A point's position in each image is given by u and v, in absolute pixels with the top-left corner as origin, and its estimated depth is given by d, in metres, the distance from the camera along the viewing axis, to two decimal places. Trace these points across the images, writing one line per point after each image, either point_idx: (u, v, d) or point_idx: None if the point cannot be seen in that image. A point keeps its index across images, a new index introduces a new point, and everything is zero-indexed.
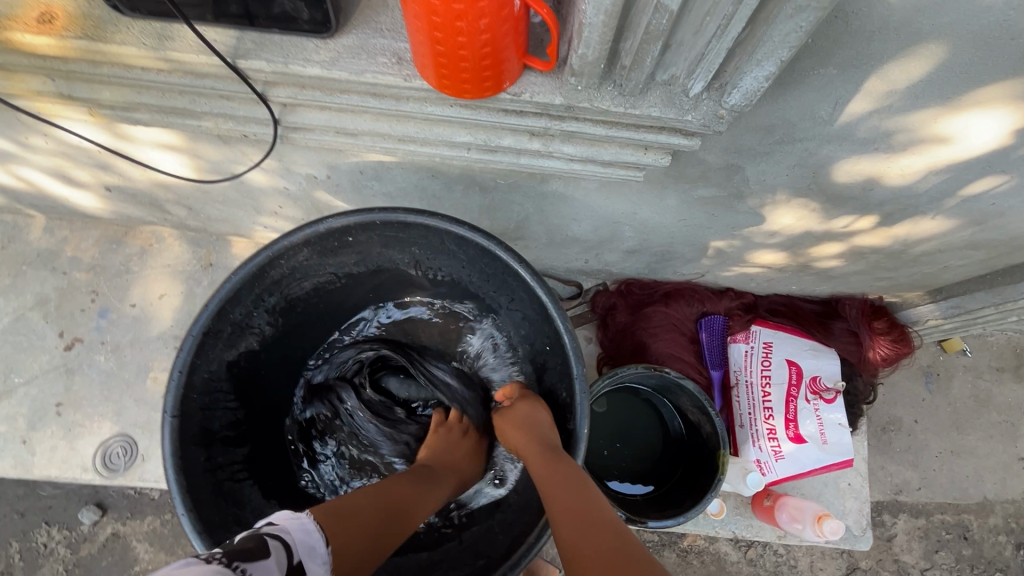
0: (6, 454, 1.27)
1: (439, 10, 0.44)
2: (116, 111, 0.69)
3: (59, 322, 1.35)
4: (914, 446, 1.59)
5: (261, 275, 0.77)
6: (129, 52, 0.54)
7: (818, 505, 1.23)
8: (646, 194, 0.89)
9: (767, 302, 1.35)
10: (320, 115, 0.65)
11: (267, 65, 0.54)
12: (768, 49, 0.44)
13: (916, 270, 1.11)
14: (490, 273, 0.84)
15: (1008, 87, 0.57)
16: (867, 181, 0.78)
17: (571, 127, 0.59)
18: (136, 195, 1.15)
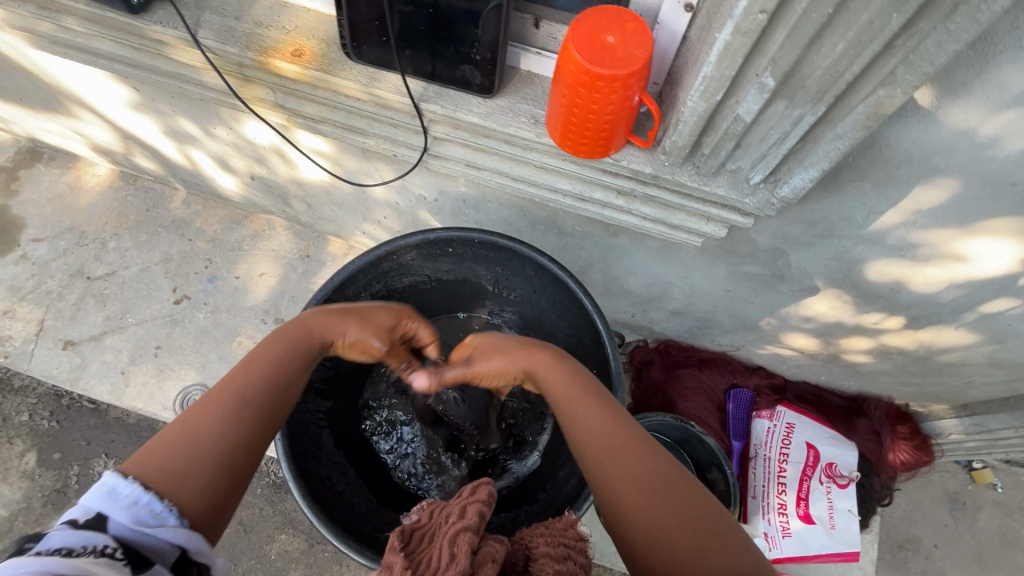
0: (106, 380, 1.48)
1: (581, 95, 0.61)
2: (306, 121, 0.90)
3: (175, 279, 1.58)
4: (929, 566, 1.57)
5: (376, 264, 0.95)
6: (346, 84, 0.75)
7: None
8: (699, 261, 1.04)
9: (796, 388, 1.42)
10: (458, 150, 0.84)
11: (440, 109, 0.74)
12: (814, 159, 0.60)
13: (941, 380, 1.19)
14: (557, 300, 0.99)
15: (1013, 222, 0.70)
16: (895, 283, 0.90)
17: (653, 192, 0.76)
18: (272, 186, 1.39)
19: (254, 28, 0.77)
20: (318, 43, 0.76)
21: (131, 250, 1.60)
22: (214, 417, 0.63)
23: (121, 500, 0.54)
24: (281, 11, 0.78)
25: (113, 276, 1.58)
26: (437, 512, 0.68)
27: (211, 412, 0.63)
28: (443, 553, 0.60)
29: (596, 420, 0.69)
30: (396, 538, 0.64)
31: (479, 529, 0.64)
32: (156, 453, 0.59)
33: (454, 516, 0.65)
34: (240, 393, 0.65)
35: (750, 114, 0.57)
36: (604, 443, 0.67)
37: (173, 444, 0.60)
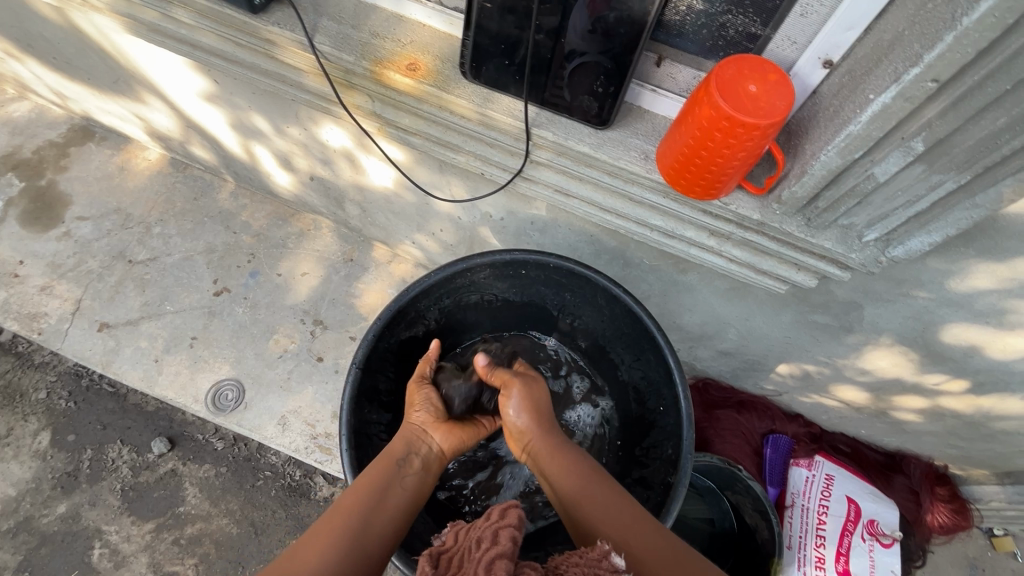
0: (138, 367, 1.45)
1: (714, 139, 0.61)
2: (398, 132, 0.91)
3: (217, 270, 1.57)
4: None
5: (450, 280, 0.94)
6: (459, 102, 0.76)
7: None
8: (766, 306, 1.04)
9: (832, 439, 1.42)
10: (553, 176, 0.84)
11: (552, 136, 0.74)
12: (940, 225, 0.60)
13: (990, 445, 1.18)
14: (627, 332, 0.98)
15: None
16: (969, 347, 0.90)
17: (753, 237, 0.76)
18: (329, 188, 1.39)
19: (371, 39, 0.78)
20: (433, 60, 0.77)
21: (175, 237, 1.59)
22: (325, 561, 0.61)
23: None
24: (397, 24, 0.79)
25: (155, 262, 1.56)
26: (465, 536, 0.65)
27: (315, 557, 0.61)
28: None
29: (580, 483, 0.74)
30: (426, 561, 0.63)
31: (513, 555, 0.60)
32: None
33: (486, 541, 0.61)
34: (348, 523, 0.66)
35: (887, 175, 0.57)
36: (590, 506, 0.71)
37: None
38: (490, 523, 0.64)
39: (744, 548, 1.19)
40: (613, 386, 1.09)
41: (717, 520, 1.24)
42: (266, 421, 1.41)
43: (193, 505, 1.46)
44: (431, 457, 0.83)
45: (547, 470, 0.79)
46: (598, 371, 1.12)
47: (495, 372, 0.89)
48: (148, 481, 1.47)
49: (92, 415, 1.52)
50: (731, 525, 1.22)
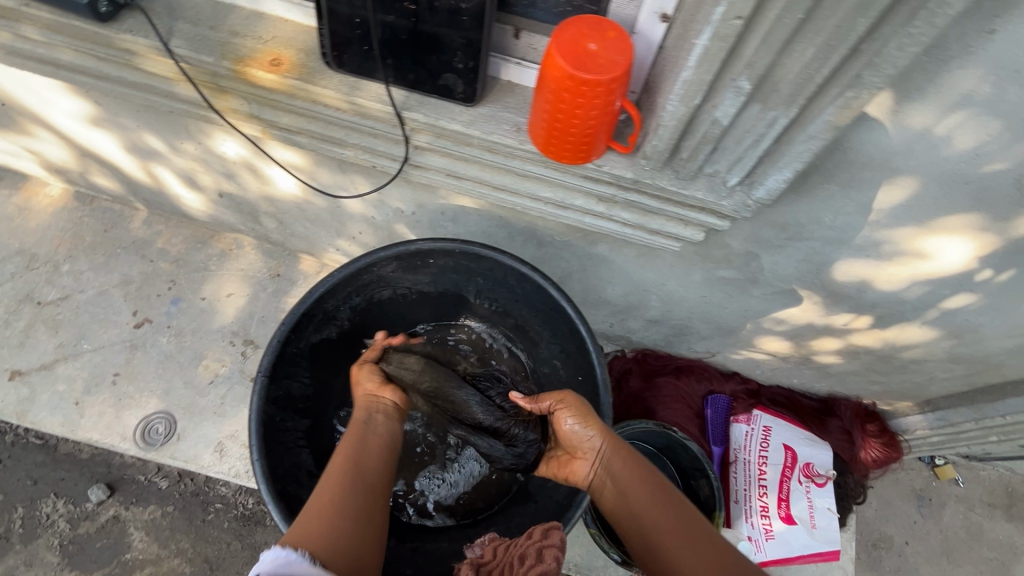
0: (58, 412, 1.38)
1: (565, 100, 0.62)
2: (282, 133, 0.89)
3: (135, 301, 1.50)
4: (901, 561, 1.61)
5: (356, 276, 0.93)
6: (327, 93, 0.75)
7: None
8: (676, 268, 1.06)
9: (769, 393, 1.47)
10: (439, 160, 0.84)
11: (423, 117, 0.74)
12: (787, 160, 0.63)
13: (905, 377, 1.24)
14: (540, 309, 0.99)
15: (965, 220, 0.74)
16: (861, 283, 0.95)
17: (633, 196, 0.78)
18: (241, 203, 1.35)
19: (231, 38, 0.76)
20: (296, 54, 0.76)
21: (87, 273, 1.52)
22: (340, 503, 0.67)
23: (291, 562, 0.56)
24: (257, 21, 0.77)
25: (67, 301, 1.49)
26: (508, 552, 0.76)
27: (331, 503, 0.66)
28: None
29: (654, 502, 0.74)
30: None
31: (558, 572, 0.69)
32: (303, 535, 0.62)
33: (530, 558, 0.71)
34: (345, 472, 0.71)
35: (727, 118, 0.60)
36: (663, 523, 0.71)
37: (308, 528, 0.63)
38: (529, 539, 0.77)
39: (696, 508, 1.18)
40: (539, 365, 1.10)
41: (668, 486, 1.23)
42: (201, 449, 1.36)
43: (139, 550, 1.39)
44: (391, 409, 0.87)
45: (619, 479, 0.79)
46: (524, 352, 1.12)
47: (539, 403, 0.90)
48: (89, 531, 1.39)
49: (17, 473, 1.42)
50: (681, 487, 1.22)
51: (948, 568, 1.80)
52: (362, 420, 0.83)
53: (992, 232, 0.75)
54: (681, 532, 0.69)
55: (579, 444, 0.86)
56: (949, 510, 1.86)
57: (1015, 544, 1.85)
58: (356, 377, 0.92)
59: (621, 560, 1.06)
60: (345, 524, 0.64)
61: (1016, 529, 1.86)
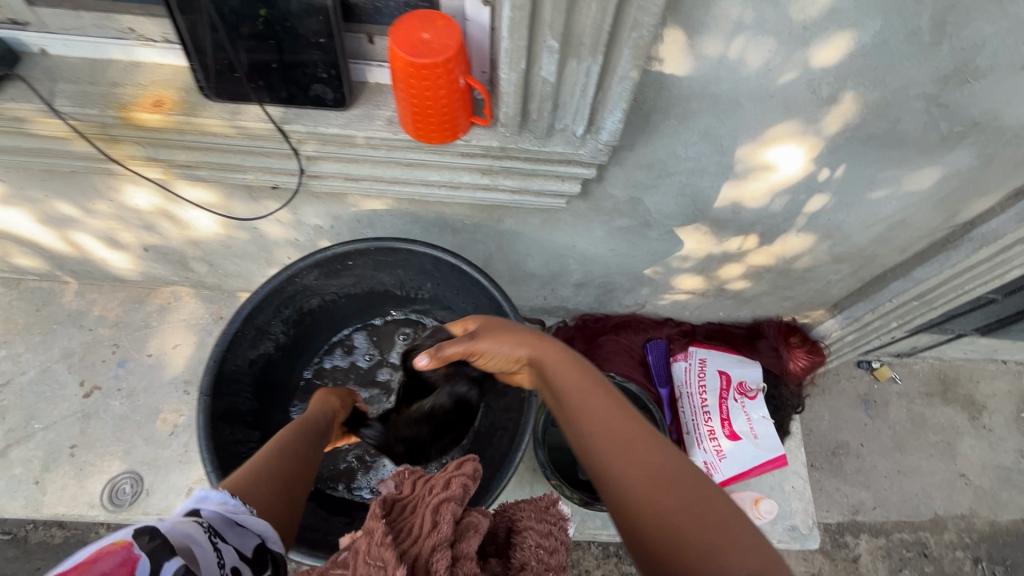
0: (18, 495, 1.37)
1: (414, 85, 0.71)
2: (182, 169, 0.95)
3: (81, 372, 1.51)
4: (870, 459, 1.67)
5: (281, 289, 0.99)
6: (212, 122, 0.82)
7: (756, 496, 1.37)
8: (579, 227, 1.17)
9: (704, 329, 1.58)
10: (333, 165, 0.92)
11: (302, 127, 0.81)
12: (615, 103, 0.73)
13: (807, 286, 1.37)
14: (461, 286, 1.08)
15: (788, 127, 0.86)
16: (734, 205, 1.07)
17: (507, 164, 0.87)
18: (168, 254, 1.39)
19: (111, 89, 0.82)
20: (177, 93, 0.82)
21: (25, 354, 1.52)
22: (279, 470, 0.71)
23: (214, 500, 0.60)
24: (133, 70, 0.84)
25: (9, 385, 1.48)
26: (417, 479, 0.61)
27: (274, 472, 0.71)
28: (426, 521, 0.55)
29: (586, 397, 0.72)
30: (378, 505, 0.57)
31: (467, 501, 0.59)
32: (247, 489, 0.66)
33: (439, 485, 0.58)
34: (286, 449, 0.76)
35: (552, 75, 0.70)
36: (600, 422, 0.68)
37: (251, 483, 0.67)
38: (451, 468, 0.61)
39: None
40: None
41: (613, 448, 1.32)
42: (173, 499, 1.38)
43: None
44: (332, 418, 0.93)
45: (554, 380, 0.77)
46: None
47: (443, 351, 0.87)
48: None
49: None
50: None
51: (903, 458, 1.95)
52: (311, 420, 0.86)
53: (812, 134, 0.87)
54: (616, 429, 0.67)
55: (512, 359, 0.84)
56: (893, 406, 2.02)
57: (956, 424, 2.01)
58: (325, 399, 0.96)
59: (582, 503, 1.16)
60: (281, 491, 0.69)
61: (954, 410, 2.03)
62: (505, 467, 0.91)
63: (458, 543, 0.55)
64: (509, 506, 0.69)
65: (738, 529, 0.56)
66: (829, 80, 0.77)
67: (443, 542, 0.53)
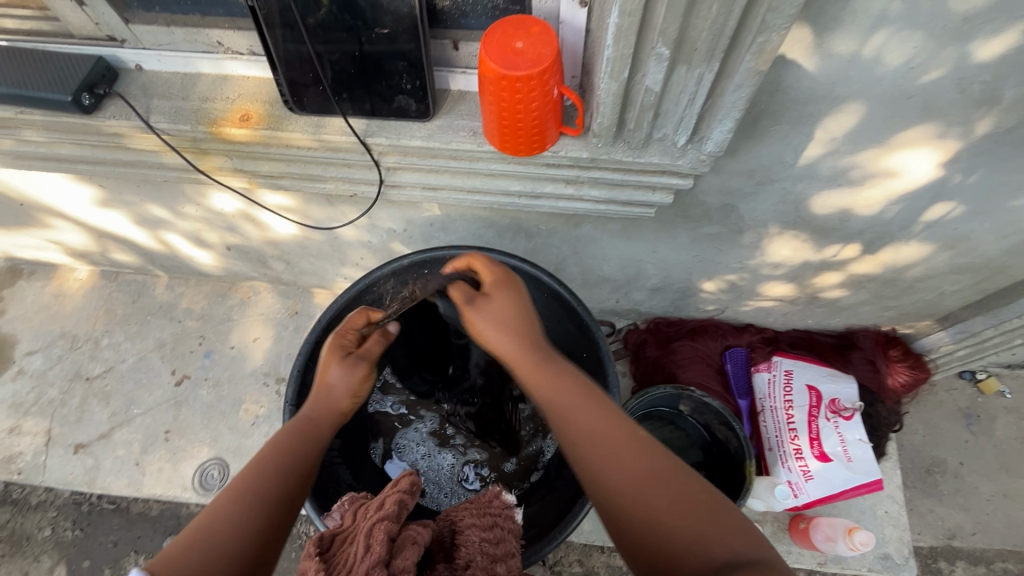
0: (122, 475, 1.48)
1: (506, 98, 0.67)
2: (267, 179, 0.95)
3: (172, 361, 1.60)
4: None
5: (359, 298, 1.01)
6: (296, 135, 0.81)
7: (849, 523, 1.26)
8: (662, 234, 1.10)
9: (788, 337, 1.48)
10: (413, 176, 0.90)
11: (386, 140, 0.79)
12: (726, 111, 0.66)
13: (916, 297, 1.24)
14: (538, 298, 1.05)
15: (924, 130, 0.75)
16: (842, 212, 0.96)
17: (595, 174, 0.82)
18: (249, 252, 1.44)
19: (202, 104, 0.83)
20: (263, 106, 0.82)
21: (124, 343, 1.63)
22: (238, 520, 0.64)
23: None
24: (222, 83, 0.84)
25: (111, 372, 1.60)
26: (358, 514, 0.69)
27: (224, 537, 0.62)
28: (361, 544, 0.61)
29: (570, 399, 0.70)
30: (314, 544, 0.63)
31: (397, 517, 0.67)
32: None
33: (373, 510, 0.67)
34: (249, 485, 0.67)
35: (658, 84, 0.63)
36: (564, 419, 0.70)
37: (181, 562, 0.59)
38: (390, 487, 0.73)
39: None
40: None
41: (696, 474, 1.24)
42: None
43: None
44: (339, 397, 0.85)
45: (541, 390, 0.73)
46: None
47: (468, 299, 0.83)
48: None
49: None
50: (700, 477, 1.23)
51: (1010, 481, 1.76)
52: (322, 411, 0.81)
53: (952, 137, 0.76)
54: (589, 422, 0.68)
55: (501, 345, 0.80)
56: (1000, 422, 1.82)
57: None
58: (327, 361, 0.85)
59: None
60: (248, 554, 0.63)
61: None
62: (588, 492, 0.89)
63: (395, 560, 0.60)
64: (451, 511, 0.77)
65: (721, 511, 0.61)
66: (985, 77, 0.66)
67: (376, 563, 0.58)
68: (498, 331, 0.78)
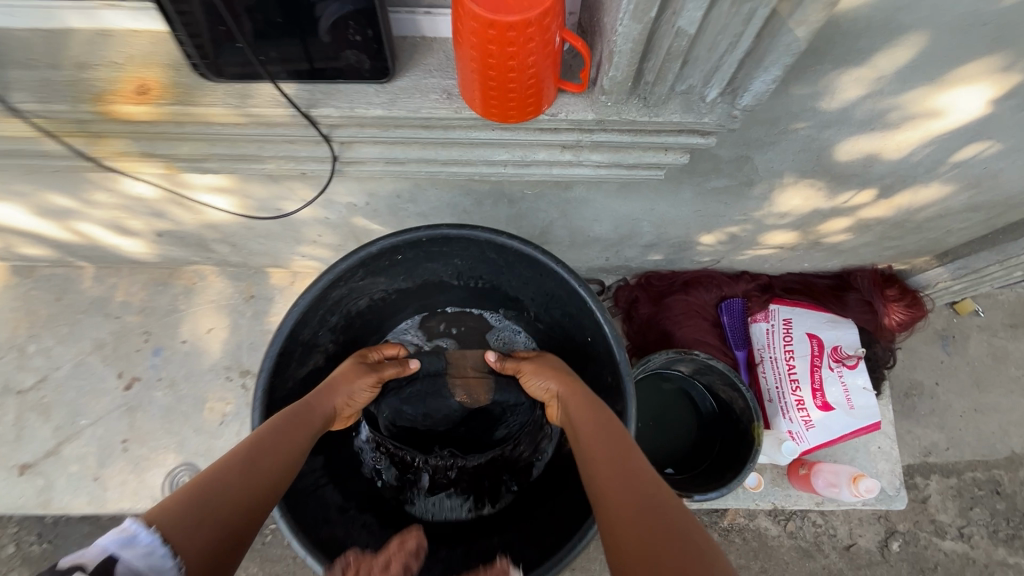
0: (81, 492, 1.34)
1: (494, 53, 0.51)
2: (189, 163, 0.76)
3: (117, 363, 1.43)
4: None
5: (324, 297, 0.87)
6: (216, 111, 0.63)
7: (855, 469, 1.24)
8: (662, 191, 0.97)
9: (783, 282, 1.41)
10: (372, 149, 0.74)
11: (336, 111, 0.64)
12: (775, 56, 0.53)
13: (921, 236, 1.17)
14: (531, 277, 0.93)
15: (986, 63, 0.64)
16: (866, 158, 0.85)
17: (600, 137, 0.67)
18: (185, 237, 1.24)
19: (79, 73, 0.63)
20: (163, 73, 0.64)
21: (56, 347, 1.43)
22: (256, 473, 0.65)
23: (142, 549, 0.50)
24: (102, 43, 0.65)
25: (46, 381, 1.41)
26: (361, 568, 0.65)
27: (227, 501, 0.59)
28: None
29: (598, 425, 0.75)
30: None
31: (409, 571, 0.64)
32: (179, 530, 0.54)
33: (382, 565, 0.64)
34: (258, 452, 0.67)
35: (694, 25, 0.48)
36: (596, 443, 0.72)
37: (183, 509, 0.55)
38: (395, 547, 0.70)
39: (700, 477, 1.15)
40: (547, 333, 1.05)
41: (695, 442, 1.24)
42: None
43: None
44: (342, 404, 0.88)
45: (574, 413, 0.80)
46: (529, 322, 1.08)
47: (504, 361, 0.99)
48: None
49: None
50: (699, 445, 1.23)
51: (980, 397, 1.84)
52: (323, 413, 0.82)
53: (1015, 69, 0.65)
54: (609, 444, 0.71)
55: (547, 392, 0.89)
56: (973, 342, 1.87)
57: None
58: (356, 373, 0.90)
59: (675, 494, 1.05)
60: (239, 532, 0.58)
61: None
62: None
63: None
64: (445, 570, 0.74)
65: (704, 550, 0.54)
66: None
67: None
68: (547, 376, 0.89)
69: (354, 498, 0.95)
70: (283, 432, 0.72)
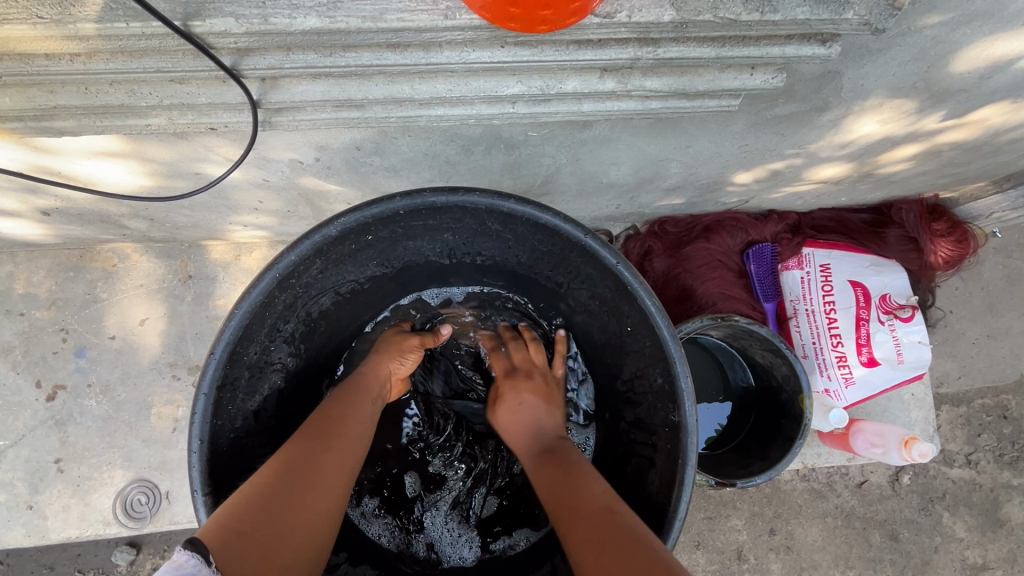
0: (15, 524, 1.14)
1: None
2: (28, 122, 0.53)
3: (33, 370, 1.16)
4: (983, 339, 1.45)
5: (272, 300, 0.66)
6: (20, 29, 0.43)
7: (897, 437, 1.10)
8: (708, 124, 0.74)
9: (812, 220, 1.22)
10: (312, 87, 0.51)
11: (236, 23, 0.43)
12: None
13: (991, 160, 1.00)
14: (544, 251, 0.73)
15: None
16: (986, 66, 0.65)
17: (669, 51, 0.50)
18: (82, 215, 0.96)
19: None
20: None
21: None
22: (313, 454, 0.63)
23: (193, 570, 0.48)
24: None
25: None
26: None
27: (299, 495, 0.58)
28: None
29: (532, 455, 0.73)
30: None
31: None
32: (238, 540, 0.52)
33: None
34: (312, 439, 0.65)
35: None
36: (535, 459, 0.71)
37: (247, 513, 0.55)
38: None
39: (734, 463, 1.03)
40: (569, 316, 0.85)
41: (717, 428, 1.13)
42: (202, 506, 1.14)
43: None
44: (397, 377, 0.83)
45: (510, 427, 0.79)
46: (546, 305, 0.89)
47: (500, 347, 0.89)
48: None
49: (28, 567, 1.30)
50: (718, 433, 1.13)
51: None
52: (375, 386, 0.78)
53: None
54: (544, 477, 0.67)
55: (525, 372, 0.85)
56: None
57: None
58: (401, 343, 0.84)
59: (717, 483, 0.93)
60: (311, 531, 0.58)
61: None
62: (670, 516, 0.64)
63: None
64: None
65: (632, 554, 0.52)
66: None
67: None
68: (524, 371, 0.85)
69: (346, 547, 0.78)
70: (356, 411, 0.72)
